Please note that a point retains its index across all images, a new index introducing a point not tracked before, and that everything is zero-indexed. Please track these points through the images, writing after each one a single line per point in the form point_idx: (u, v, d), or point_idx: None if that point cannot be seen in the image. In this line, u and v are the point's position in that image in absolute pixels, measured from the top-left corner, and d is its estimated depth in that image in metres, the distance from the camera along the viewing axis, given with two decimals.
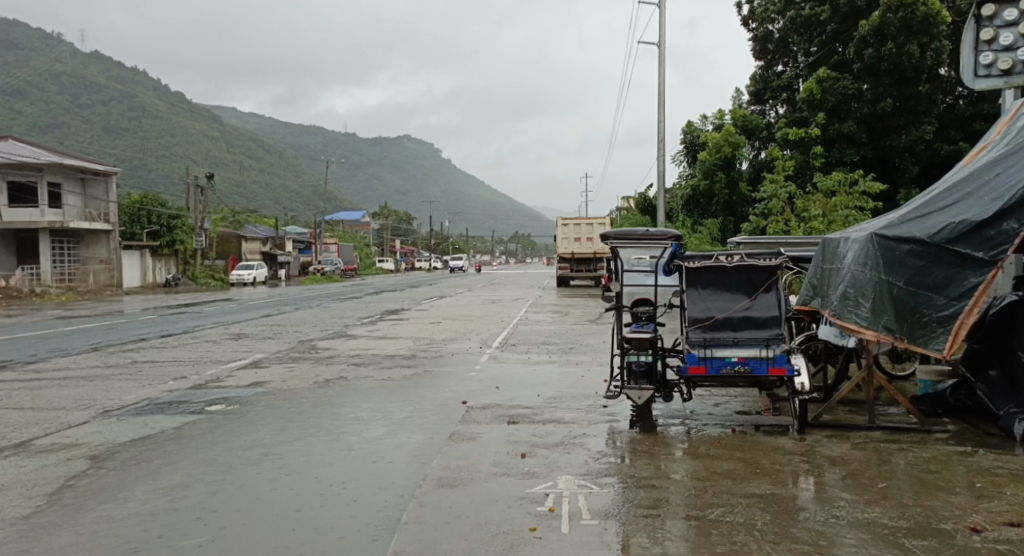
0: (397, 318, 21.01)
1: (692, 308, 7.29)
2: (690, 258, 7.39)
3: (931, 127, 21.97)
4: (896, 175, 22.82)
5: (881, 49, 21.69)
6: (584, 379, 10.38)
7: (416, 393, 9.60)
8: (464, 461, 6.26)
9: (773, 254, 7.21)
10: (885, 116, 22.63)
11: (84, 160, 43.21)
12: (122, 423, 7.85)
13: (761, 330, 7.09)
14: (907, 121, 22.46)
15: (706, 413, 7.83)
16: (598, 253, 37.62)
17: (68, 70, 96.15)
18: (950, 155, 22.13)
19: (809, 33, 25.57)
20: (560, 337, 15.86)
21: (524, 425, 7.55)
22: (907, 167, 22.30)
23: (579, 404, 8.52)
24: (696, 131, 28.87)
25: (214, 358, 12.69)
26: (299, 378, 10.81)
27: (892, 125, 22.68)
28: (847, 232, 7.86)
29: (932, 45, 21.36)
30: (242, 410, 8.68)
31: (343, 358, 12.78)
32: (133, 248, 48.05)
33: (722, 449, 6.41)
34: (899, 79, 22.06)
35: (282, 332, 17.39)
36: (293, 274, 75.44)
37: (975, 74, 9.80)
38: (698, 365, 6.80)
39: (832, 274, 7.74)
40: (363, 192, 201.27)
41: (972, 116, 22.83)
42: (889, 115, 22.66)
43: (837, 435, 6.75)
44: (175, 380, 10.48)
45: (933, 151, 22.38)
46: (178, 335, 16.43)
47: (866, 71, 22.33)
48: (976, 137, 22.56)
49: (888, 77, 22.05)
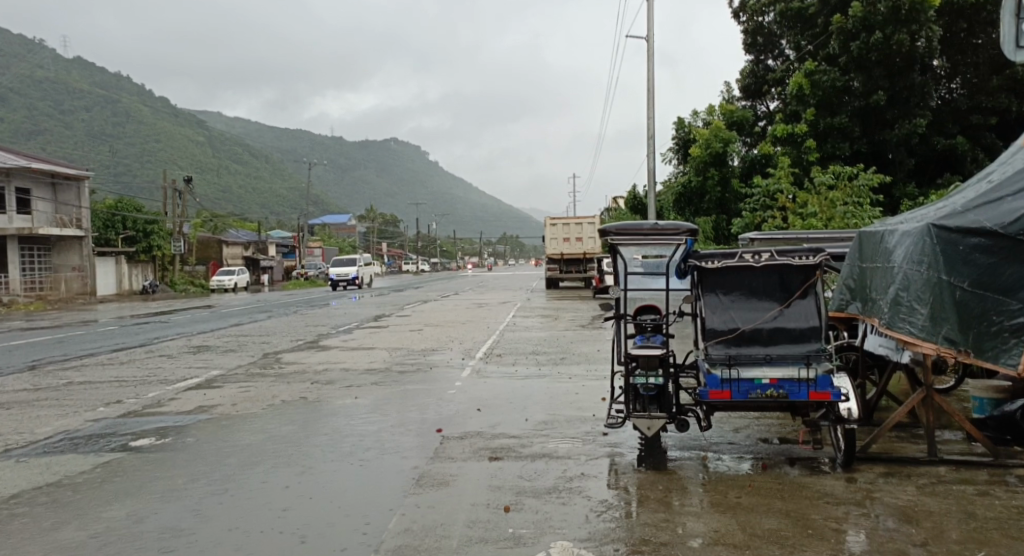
0: (376, 326, 19.58)
1: (712, 319, 6.00)
2: (707, 257, 6.02)
3: (925, 120, 20.69)
4: (890, 169, 21.62)
5: (868, 40, 20.51)
6: (578, 397, 9.05)
7: (382, 416, 8.31)
8: (430, 519, 4.92)
9: (812, 251, 5.85)
10: (878, 108, 21.32)
11: (55, 164, 41.32)
12: (19, 468, 6.46)
13: (798, 345, 5.81)
14: (901, 114, 21.20)
15: (727, 443, 6.54)
16: (588, 253, 36.23)
17: (49, 75, 93.78)
18: (948, 150, 20.93)
19: (802, 26, 24.28)
20: (551, 345, 14.47)
21: (508, 462, 6.24)
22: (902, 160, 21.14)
23: (574, 431, 7.21)
24: (687, 126, 27.64)
25: (162, 377, 11.28)
26: (254, 400, 9.43)
27: (886, 118, 21.41)
28: (899, 222, 6.57)
29: (921, 33, 20.09)
30: (172, 445, 7.27)
31: (306, 375, 11.37)
32: (108, 253, 46.27)
33: (755, 496, 5.11)
34: (891, 70, 20.88)
35: (248, 343, 15.93)
36: (276, 279, 73.52)
37: (1017, 45, 7.64)
38: (721, 390, 5.53)
39: (879, 275, 6.53)
40: (349, 196, 199.20)
41: (970, 108, 21.44)
42: (883, 108, 21.36)
43: (894, 474, 5.48)
44: (107, 405, 9.06)
45: (930, 146, 21.22)
46: (132, 349, 15.02)
47: (853, 64, 21.05)
48: (973, 131, 21.43)
49: (879, 69, 20.83)
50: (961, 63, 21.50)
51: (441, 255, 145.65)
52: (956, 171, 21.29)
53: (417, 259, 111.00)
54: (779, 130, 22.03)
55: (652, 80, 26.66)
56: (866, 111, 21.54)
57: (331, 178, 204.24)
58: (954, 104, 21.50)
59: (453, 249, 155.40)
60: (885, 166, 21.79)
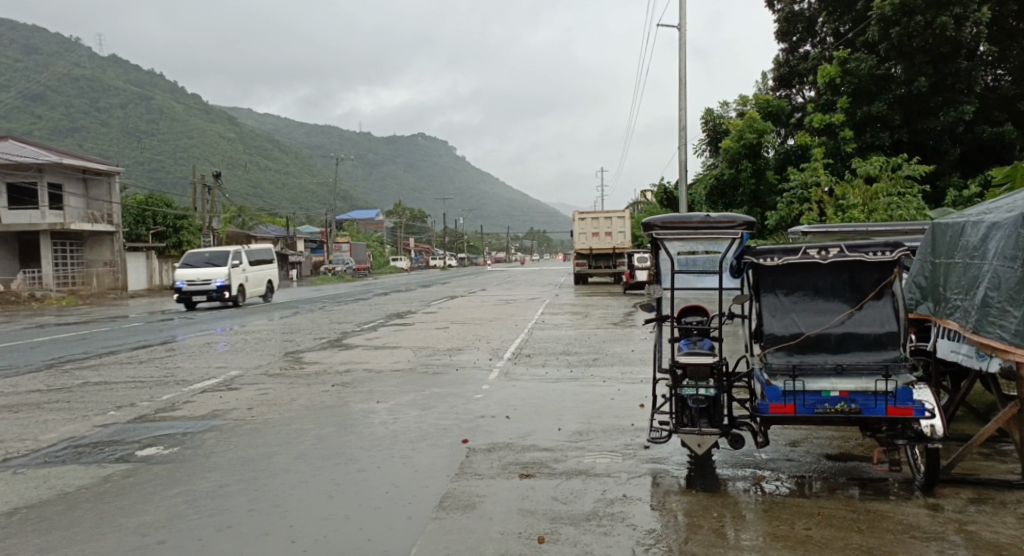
0: (401, 324, 19.00)
1: (771, 323, 5.32)
2: (765, 253, 5.32)
3: (972, 106, 19.38)
4: (933, 160, 20.39)
5: (908, 26, 19.41)
6: (615, 404, 8.39)
7: (401, 424, 7.77)
8: (455, 552, 4.33)
9: (888, 246, 5.13)
10: (921, 96, 20.18)
11: (86, 159, 41.42)
12: (16, 481, 6.02)
13: (871, 353, 5.12)
14: (945, 101, 19.96)
15: (784, 460, 5.88)
16: (618, 248, 35.42)
17: (86, 74, 95.17)
18: (994, 139, 19.55)
19: (839, 12, 23.10)
20: (583, 345, 13.78)
21: (541, 480, 5.63)
22: (947, 149, 19.88)
23: (611, 444, 6.58)
24: (717, 118, 26.72)
25: (180, 377, 10.87)
26: (271, 404, 8.94)
27: (930, 106, 20.23)
28: (987, 210, 5.78)
29: (968, 16, 18.85)
30: (180, 455, 6.79)
31: (326, 376, 10.88)
32: (139, 249, 46.53)
33: (827, 527, 4.46)
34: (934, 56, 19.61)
35: (270, 342, 15.44)
36: (304, 275, 73.65)
37: None
38: (783, 404, 4.88)
39: (962, 271, 5.77)
40: (377, 191, 199.87)
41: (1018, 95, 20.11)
42: (926, 96, 20.23)
43: (986, 502, 4.79)
44: (117, 409, 8.63)
45: (975, 134, 19.84)
46: (153, 347, 14.63)
47: (894, 50, 20.03)
48: None
49: (921, 55, 19.61)
50: (1008, 48, 20.04)
51: (467, 251, 145.64)
52: (1002, 162, 19.90)
53: (443, 253, 110.14)
54: (815, 120, 21.22)
55: (684, 70, 25.83)
56: (907, 99, 20.48)
57: (359, 174, 204.86)
58: (1000, 90, 20.07)
59: (481, 244, 155.31)
60: (928, 157, 20.60)
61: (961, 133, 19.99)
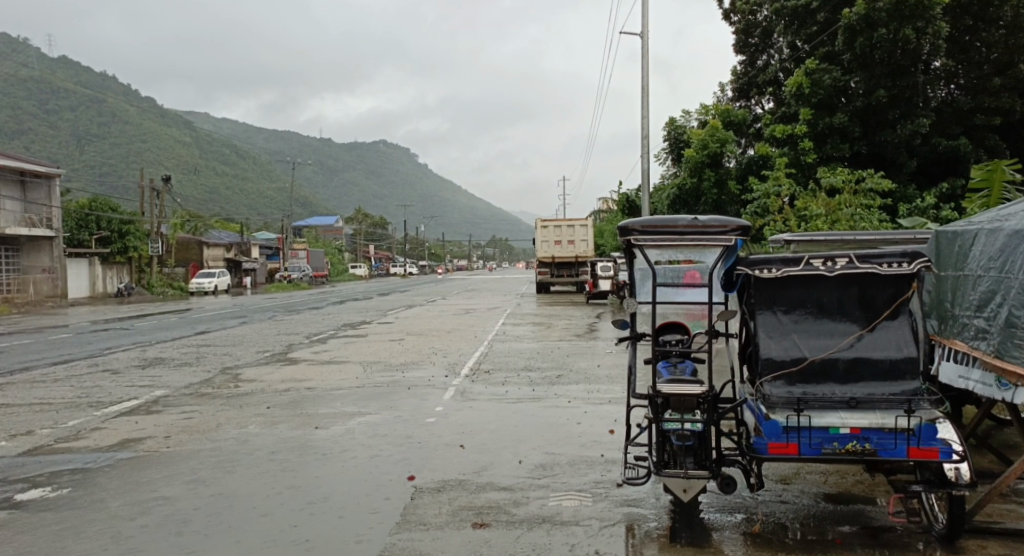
0: (354, 335, 17.90)
1: (768, 345, 4.54)
2: (762, 263, 4.56)
3: (929, 120, 19.01)
4: (891, 172, 20.03)
5: (871, 38, 18.96)
6: (580, 429, 7.56)
7: (339, 458, 6.81)
8: None
9: (903, 257, 4.40)
10: (879, 107, 19.88)
11: (23, 161, 39.23)
12: None
13: (887, 383, 4.35)
14: (904, 113, 19.66)
15: (778, 502, 5.14)
16: (581, 256, 34.70)
17: (33, 73, 91.61)
18: (949, 151, 19.27)
19: (798, 24, 22.56)
20: (546, 360, 12.94)
21: (497, 531, 4.74)
22: (904, 162, 19.52)
23: (579, 482, 5.73)
24: (679, 127, 26.26)
25: (97, 398, 9.71)
26: (193, 431, 7.89)
27: (887, 118, 19.89)
28: (1003, 217, 5.12)
29: (928, 29, 18.48)
30: (70, 500, 5.74)
31: (264, 396, 9.85)
32: (81, 255, 44.46)
33: None
34: (892, 69, 19.42)
35: (207, 357, 14.22)
36: (259, 282, 71.37)
37: None
38: (784, 443, 4.12)
39: (978, 286, 5.09)
40: (338, 198, 197.11)
41: (972, 108, 19.62)
42: (884, 108, 19.86)
43: None
44: (9, 440, 7.48)
45: (930, 147, 19.58)
46: (75, 362, 13.32)
47: (856, 62, 19.64)
48: (978, 133, 19.68)
49: (881, 67, 19.40)
50: (963, 62, 19.69)
51: (429, 259, 144.10)
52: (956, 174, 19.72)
53: (404, 262, 108.43)
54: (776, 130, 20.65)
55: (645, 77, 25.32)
56: (865, 111, 20.09)
57: (319, 180, 201.63)
58: (955, 104, 19.67)
59: (443, 252, 153.95)
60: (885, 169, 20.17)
61: (917, 146, 19.65)
